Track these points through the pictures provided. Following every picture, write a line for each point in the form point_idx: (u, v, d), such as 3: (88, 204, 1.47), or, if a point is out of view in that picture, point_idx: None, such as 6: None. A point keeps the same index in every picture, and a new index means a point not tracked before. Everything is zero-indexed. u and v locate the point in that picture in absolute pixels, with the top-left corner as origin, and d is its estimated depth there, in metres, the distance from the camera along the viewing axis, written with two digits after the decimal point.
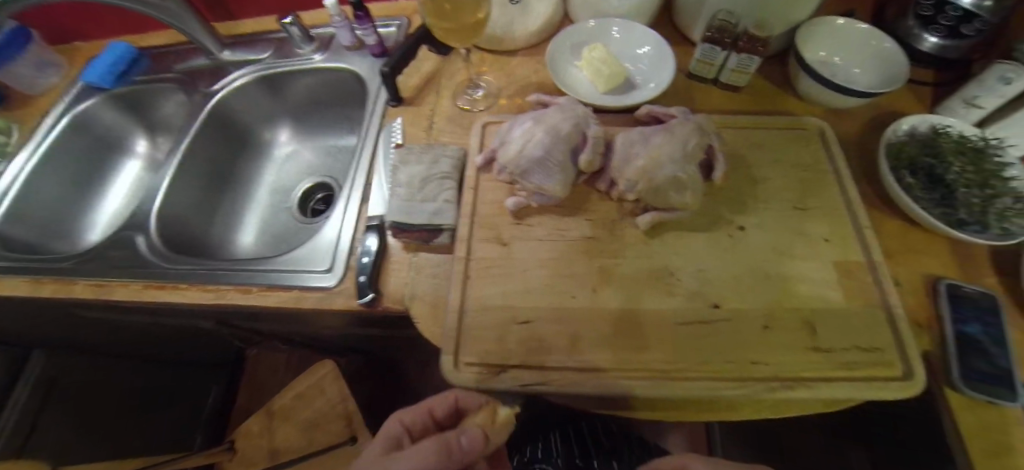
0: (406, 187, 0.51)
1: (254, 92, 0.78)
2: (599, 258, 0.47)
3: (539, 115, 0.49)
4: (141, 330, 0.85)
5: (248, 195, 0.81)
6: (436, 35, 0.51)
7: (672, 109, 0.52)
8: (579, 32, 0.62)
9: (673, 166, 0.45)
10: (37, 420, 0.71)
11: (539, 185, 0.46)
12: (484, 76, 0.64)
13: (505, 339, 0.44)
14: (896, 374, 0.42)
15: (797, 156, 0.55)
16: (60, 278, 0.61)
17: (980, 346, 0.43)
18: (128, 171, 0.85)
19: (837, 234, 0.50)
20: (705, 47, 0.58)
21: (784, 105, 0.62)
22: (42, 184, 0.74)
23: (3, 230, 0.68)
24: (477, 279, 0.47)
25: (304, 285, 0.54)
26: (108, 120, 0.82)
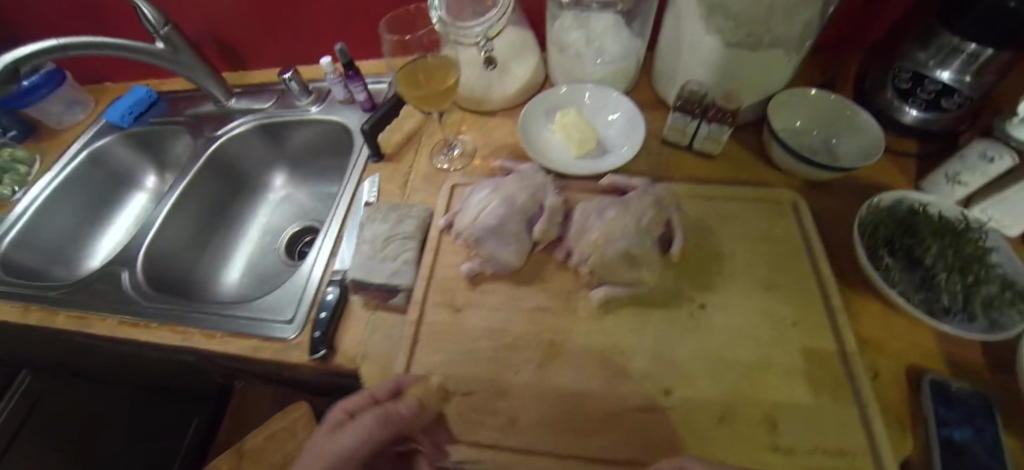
0: (370, 244, 0.52)
1: (254, 139, 0.83)
2: (549, 330, 0.46)
3: (498, 183, 0.51)
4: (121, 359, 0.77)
5: (240, 234, 0.84)
6: (407, 101, 0.52)
7: (634, 180, 0.52)
8: (553, 96, 0.64)
9: (627, 241, 0.44)
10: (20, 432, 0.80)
11: (491, 252, 0.46)
12: (462, 136, 0.66)
13: (445, 411, 0.42)
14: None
15: (768, 231, 0.53)
16: (46, 308, 0.63)
17: (968, 456, 0.39)
18: (136, 203, 0.90)
19: (807, 318, 0.47)
20: (676, 115, 0.58)
21: (761, 175, 0.61)
22: (53, 213, 0.79)
23: (7, 256, 0.72)
24: (425, 343, 0.46)
25: (267, 334, 0.55)
26: (122, 157, 0.88)
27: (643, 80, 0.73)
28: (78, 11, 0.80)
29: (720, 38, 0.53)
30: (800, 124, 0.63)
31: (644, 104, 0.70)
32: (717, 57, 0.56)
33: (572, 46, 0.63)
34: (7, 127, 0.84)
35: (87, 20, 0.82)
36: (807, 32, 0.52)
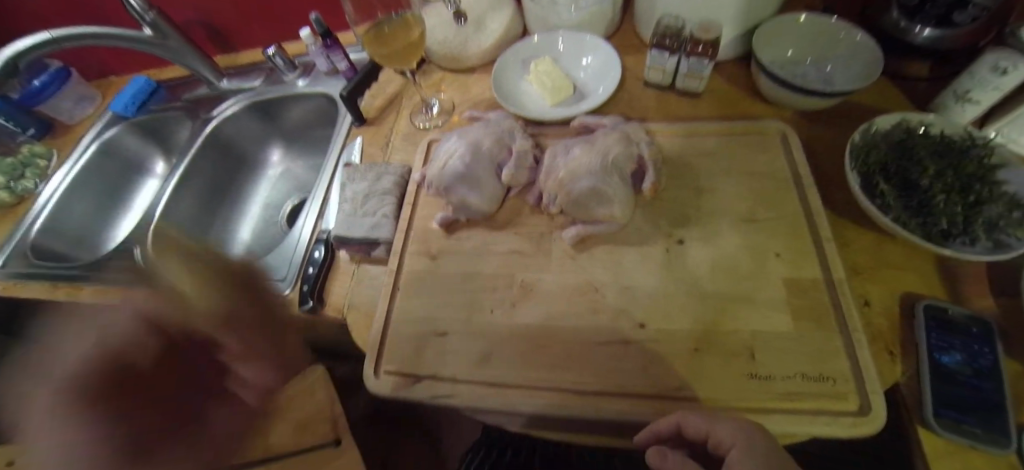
0: (350, 202, 0.54)
1: (248, 117, 0.85)
2: (522, 271, 0.46)
3: (465, 131, 0.52)
4: None
5: (243, 209, 0.87)
6: (376, 60, 0.55)
7: (603, 119, 0.51)
8: (527, 47, 0.63)
9: (591, 176, 0.44)
10: None
11: (462, 199, 0.47)
12: (440, 95, 0.66)
13: (422, 350, 0.44)
14: (848, 408, 0.35)
15: (751, 163, 0.50)
16: (73, 284, 0.68)
17: (963, 382, 0.36)
18: (147, 188, 0.95)
19: (792, 248, 0.44)
20: (654, 53, 0.56)
21: (746, 109, 0.57)
22: (74, 202, 0.84)
23: (36, 241, 0.77)
24: (403, 290, 0.47)
25: (262, 292, 0.58)
26: (131, 146, 0.93)
27: (625, 24, 0.70)
28: (74, 5, 0.84)
29: None
30: (791, 54, 0.59)
31: (627, 48, 0.67)
32: None
33: None
34: (24, 126, 0.88)
35: (84, 14, 0.86)
36: None
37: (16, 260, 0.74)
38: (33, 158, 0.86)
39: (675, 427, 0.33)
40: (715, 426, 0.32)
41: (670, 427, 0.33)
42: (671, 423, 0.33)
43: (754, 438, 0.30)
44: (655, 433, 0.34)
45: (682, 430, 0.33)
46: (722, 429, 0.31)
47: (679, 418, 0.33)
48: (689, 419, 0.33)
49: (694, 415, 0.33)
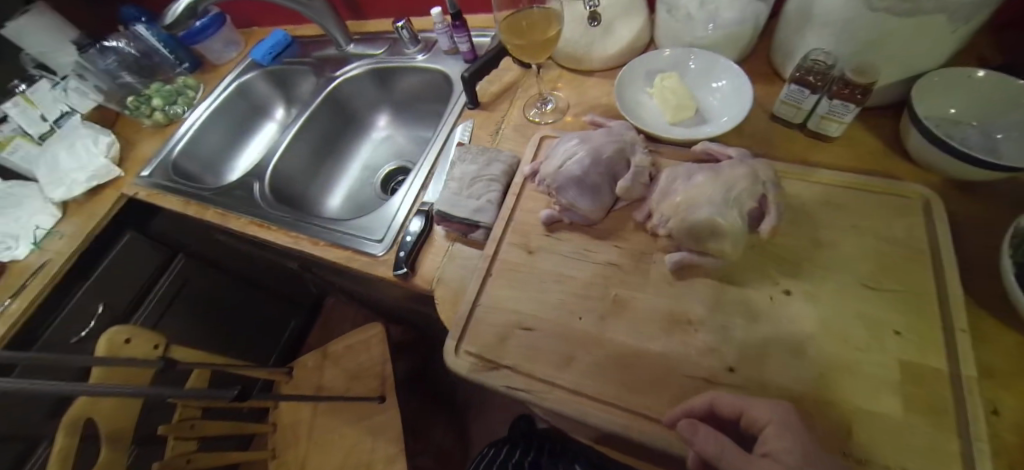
0: (458, 182, 0.57)
1: (366, 82, 0.92)
2: (617, 286, 0.46)
3: (586, 135, 0.52)
4: (260, 256, 0.95)
5: (345, 166, 0.95)
6: (509, 49, 0.56)
7: (730, 149, 0.49)
8: (654, 59, 0.62)
9: (711, 209, 0.43)
10: (168, 308, 0.94)
11: (571, 202, 0.47)
12: (556, 92, 0.67)
13: (505, 340, 0.46)
14: None
15: (883, 227, 0.46)
16: (200, 203, 0.77)
17: None
18: (267, 131, 1.06)
19: (915, 328, 0.40)
20: (793, 88, 0.53)
21: (887, 167, 0.52)
22: (207, 132, 0.96)
23: (177, 161, 0.90)
24: (495, 278, 0.49)
25: (359, 248, 0.63)
26: (261, 91, 1.04)
27: (760, 50, 0.66)
28: None
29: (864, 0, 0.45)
30: (955, 112, 0.52)
31: (759, 76, 0.64)
32: (858, 26, 0.48)
33: (683, 8, 0.60)
34: (181, 61, 1.03)
35: None
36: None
37: (160, 173, 0.87)
38: (185, 89, 0.99)
39: (709, 405, 0.36)
40: (752, 405, 0.35)
41: (704, 404, 0.36)
42: (705, 401, 0.36)
43: (787, 415, 0.33)
44: (689, 410, 0.36)
45: (716, 409, 0.36)
46: (758, 407, 0.34)
47: (712, 395, 0.36)
48: (723, 397, 0.36)
49: (727, 394, 0.36)
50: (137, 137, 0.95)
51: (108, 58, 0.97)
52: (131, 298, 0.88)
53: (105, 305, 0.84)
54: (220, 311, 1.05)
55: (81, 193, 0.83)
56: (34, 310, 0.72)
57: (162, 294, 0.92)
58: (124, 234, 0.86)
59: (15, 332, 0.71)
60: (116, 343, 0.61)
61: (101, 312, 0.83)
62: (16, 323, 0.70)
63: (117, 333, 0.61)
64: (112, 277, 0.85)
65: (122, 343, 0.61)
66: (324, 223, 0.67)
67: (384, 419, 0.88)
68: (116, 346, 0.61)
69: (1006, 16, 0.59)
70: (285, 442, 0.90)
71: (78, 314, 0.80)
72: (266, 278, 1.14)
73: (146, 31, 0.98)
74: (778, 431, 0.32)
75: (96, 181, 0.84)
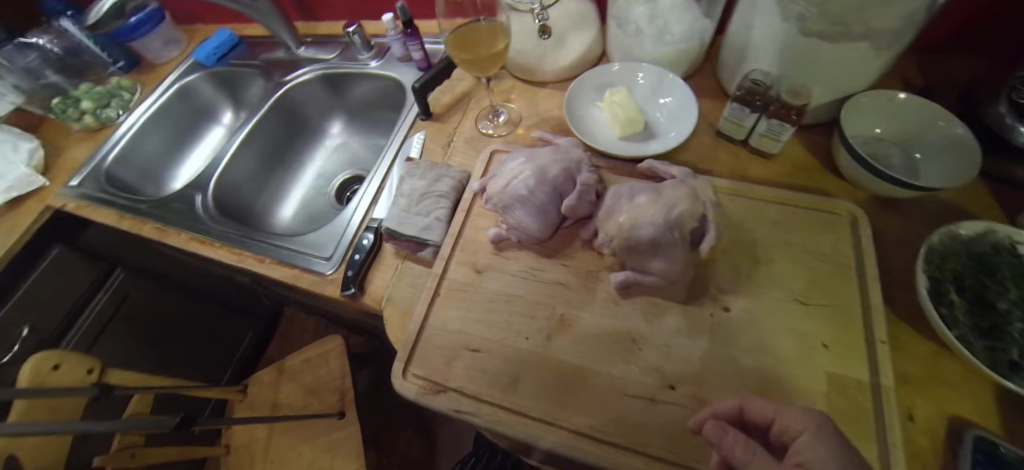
0: (406, 198, 0.55)
1: (317, 87, 0.88)
2: (563, 305, 0.46)
3: (532, 153, 0.52)
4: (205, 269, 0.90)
5: (298, 174, 0.91)
6: (457, 63, 0.55)
7: (672, 168, 0.50)
8: (605, 73, 0.63)
9: (652, 230, 0.44)
10: (106, 326, 0.89)
11: (519, 221, 0.48)
12: (509, 104, 0.67)
13: (452, 362, 0.45)
14: None
15: (813, 243, 0.48)
16: (135, 217, 0.72)
17: None
18: (213, 136, 1.01)
19: (840, 340, 0.42)
20: (734, 106, 0.55)
21: (820, 182, 0.55)
22: (144, 138, 0.90)
23: (110, 170, 0.84)
24: (443, 298, 0.49)
25: (306, 267, 0.60)
26: (205, 94, 0.98)
27: (707, 65, 0.68)
28: None
29: (798, 24, 0.47)
30: (880, 131, 0.55)
31: (704, 92, 0.66)
32: (793, 48, 0.50)
33: (633, 22, 0.62)
34: (116, 58, 0.95)
35: None
36: (910, 26, 0.44)
37: (91, 183, 0.80)
38: (119, 89, 0.92)
39: (737, 408, 0.35)
40: (783, 413, 0.33)
41: (732, 407, 0.35)
42: (733, 404, 0.35)
43: (823, 423, 0.31)
44: (716, 413, 0.36)
45: (744, 413, 0.35)
46: (790, 415, 0.33)
47: (742, 400, 0.35)
48: (753, 401, 0.35)
49: (759, 399, 0.35)
50: (66, 143, 0.87)
51: (28, 55, 0.89)
52: (62, 319, 0.83)
53: (32, 327, 0.79)
54: (162, 328, 0.99)
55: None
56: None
57: (100, 311, 0.87)
58: (51, 248, 0.80)
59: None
60: (42, 371, 0.57)
61: (28, 334, 0.78)
62: None
63: (43, 359, 0.57)
64: (36, 296, 0.79)
65: (50, 371, 0.57)
66: (271, 240, 0.64)
67: (344, 434, 0.86)
68: (42, 373, 0.57)
69: (924, 42, 0.63)
70: (239, 462, 0.86)
71: (1, 337, 0.75)
72: (217, 290, 1.09)
73: (71, 25, 0.89)
74: (814, 440, 0.30)
75: (16, 192, 0.77)
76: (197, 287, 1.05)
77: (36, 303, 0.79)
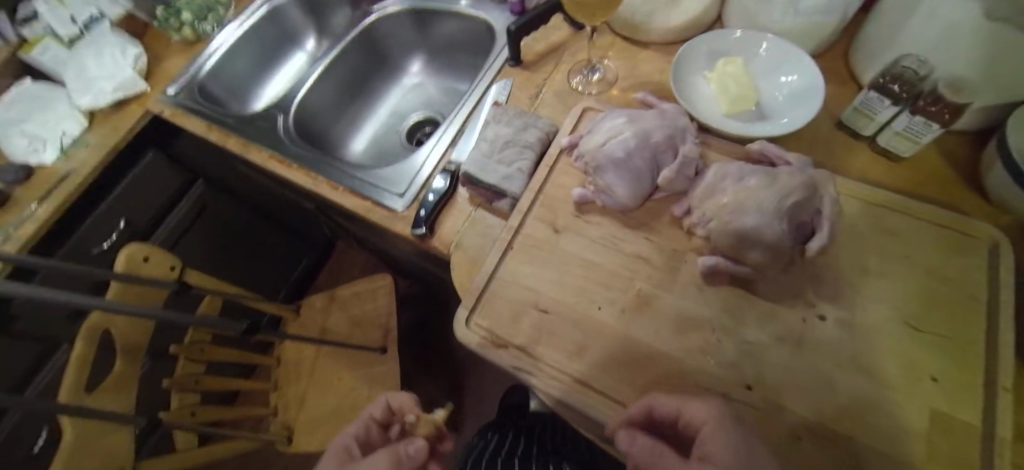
0: (489, 144, 0.54)
1: (404, 21, 0.86)
2: (642, 281, 0.44)
3: (636, 115, 0.49)
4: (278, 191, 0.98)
5: (372, 108, 0.92)
6: (564, 5, 0.52)
7: (789, 155, 0.45)
8: (723, 39, 0.57)
9: (760, 216, 0.40)
10: (187, 231, 0.97)
11: (608, 185, 0.46)
12: (606, 61, 0.62)
13: (519, 319, 0.44)
14: None
15: (937, 264, 0.41)
16: (223, 131, 0.75)
17: None
18: (295, 61, 1.03)
19: (953, 375, 0.36)
20: (870, 94, 0.47)
21: (952, 197, 0.48)
22: (233, 55, 0.93)
23: (202, 82, 0.87)
24: (516, 252, 0.48)
25: (378, 199, 0.61)
26: (293, 17, 0.99)
27: (838, 44, 0.60)
28: None
29: (984, 4, 0.39)
30: None
31: (831, 75, 0.58)
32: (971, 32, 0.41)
33: None
34: None
35: None
36: None
37: (185, 93, 0.84)
38: (217, 5, 0.92)
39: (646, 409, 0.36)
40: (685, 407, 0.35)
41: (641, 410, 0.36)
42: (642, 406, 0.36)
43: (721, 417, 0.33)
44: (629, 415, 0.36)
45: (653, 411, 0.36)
46: (690, 409, 0.35)
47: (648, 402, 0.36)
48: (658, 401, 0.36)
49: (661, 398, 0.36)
50: (165, 53, 0.91)
51: None
52: (149, 219, 0.89)
53: (126, 221, 0.86)
54: (232, 237, 1.08)
55: (107, 103, 0.82)
56: (57, 218, 0.74)
57: (183, 213, 0.95)
58: (146, 152, 0.85)
59: (42, 234, 0.73)
60: (134, 262, 0.62)
61: (123, 227, 0.85)
62: (45, 224, 0.72)
63: (135, 252, 0.62)
64: (132, 193, 0.85)
65: (140, 263, 0.63)
66: (345, 168, 0.65)
67: (385, 369, 0.92)
68: (134, 264, 0.62)
69: None
70: (287, 376, 0.93)
71: (99, 226, 0.82)
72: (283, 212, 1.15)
73: None
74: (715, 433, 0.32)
75: (122, 94, 0.83)
76: (264, 207, 1.11)
77: (132, 199, 0.85)
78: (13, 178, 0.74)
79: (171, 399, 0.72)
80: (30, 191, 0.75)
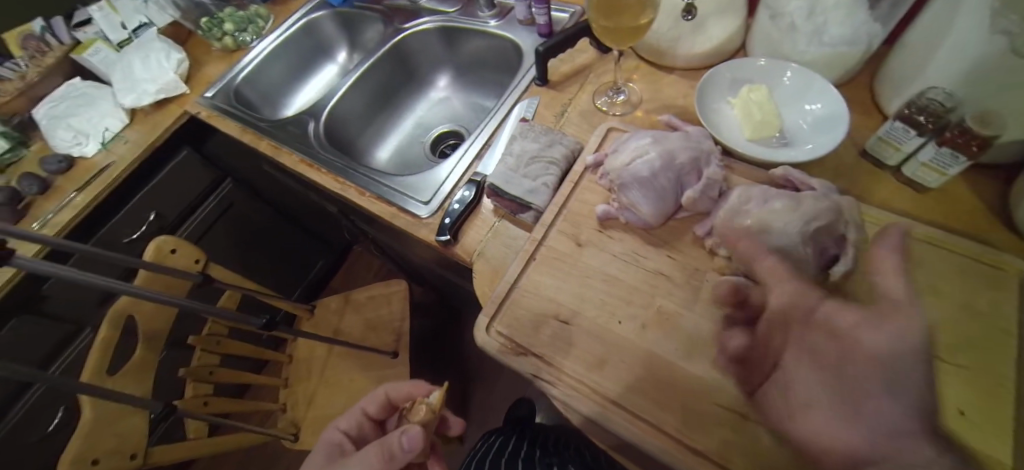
0: (515, 158, 0.56)
1: (434, 38, 0.89)
2: (662, 297, 0.45)
3: (661, 136, 0.51)
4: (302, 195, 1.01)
5: (398, 119, 0.95)
6: (594, 29, 0.53)
7: (812, 180, 0.46)
8: (748, 67, 0.58)
9: (785, 239, 0.41)
10: (211, 227, 1.00)
11: (632, 202, 0.48)
12: (631, 84, 0.64)
13: (539, 329, 0.45)
14: None
15: (964, 296, 0.41)
16: (257, 134, 0.78)
17: None
18: (327, 71, 1.08)
19: (980, 408, 0.36)
20: (896, 125, 0.48)
21: (978, 229, 0.48)
22: (270, 63, 0.98)
23: (239, 88, 0.92)
24: (538, 263, 0.49)
25: (403, 206, 0.63)
26: (328, 31, 1.04)
27: (862, 76, 0.61)
28: None
29: (1009, 42, 0.40)
30: None
31: (854, 105, 0.59)
32: (996, 68, 0.42)
33: (787, 16, 0.55)
34: None
35: None
36: None
37: (222, 97, 0.88)
38: (256, 17, 0.99)
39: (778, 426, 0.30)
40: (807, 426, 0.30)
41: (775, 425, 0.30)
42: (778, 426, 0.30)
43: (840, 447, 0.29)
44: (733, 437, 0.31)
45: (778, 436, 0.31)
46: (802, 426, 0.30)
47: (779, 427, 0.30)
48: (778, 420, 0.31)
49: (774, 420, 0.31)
50: (206, 59, 0.96)
51: None
52: (176, 213, 0.93)
53: (156, 215, 0.89)
54: (254, 236, 1.11)
55: (149, 102, 0.86)
56: (93, 207, 0.77)
57: (210, 212, 0.98)
58: (181, 150, 0.89)
59: (78, 222, 0.76)
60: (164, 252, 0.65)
61: (152, 220, 0.89)
62: (80, 213, 0.75)
63: (164, 243, 0.65)
64: (164, 188, 0.88)
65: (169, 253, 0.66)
66: (371, 175, 0.68)
67: (395, 373, 0.92)
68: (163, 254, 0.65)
69: None
70: (299, 376, 0.94)
71: (131, 218, 0.86)
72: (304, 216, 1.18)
73: None
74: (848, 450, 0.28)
75: (163, 95, 0.87)
76: (287, 209, 1.15)
77: (164, 194, 0.89)
78: (54, 168, 0.78)
79: (187, 388, 0.75)
80: (70, 182, 0.78)
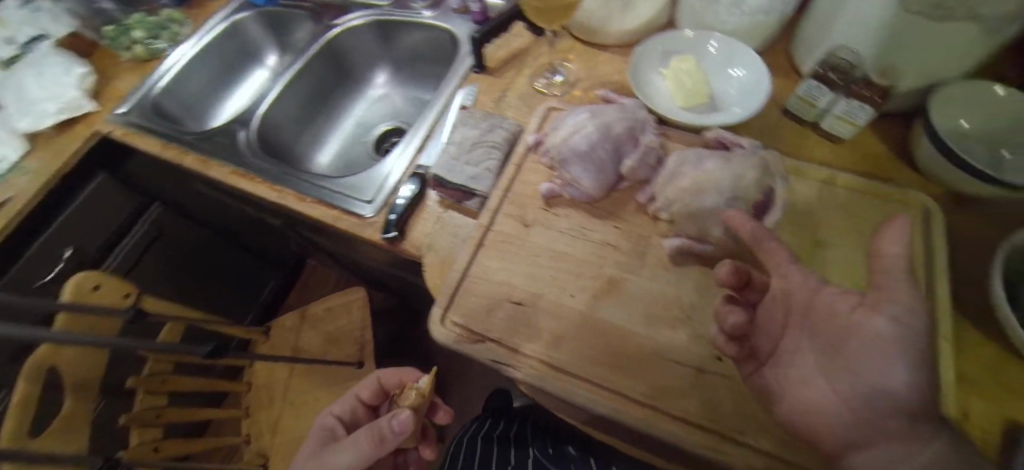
0: (456, 146, 0.55)
1: (367, 33, 0.86)
2: (612, 267, 0.45)
3: (598, 110, 0.51)
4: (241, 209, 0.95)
5: (337, 121, 0.91)
6: (527, 11, 0.53)
7: (742, 140, 0.48)
8: (676, 40, 0.60)
9: (720, 198, 0.43)
10: (141, 257, 0.92)
11: (574, 177, 0.48)
12: (567, 64, 0.65)
13: (493, 313, 0.44)
14: None
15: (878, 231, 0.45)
16: (181, 148, 0.72)
17: None
18: (257, 77, 1.01)
19: None
20: (812, 83, 0.51)
21: (886, 172, 0.52)
22: (190, 72, 0.90)
23: (157, 100, 0.84)
24: (487, 249, 0.48)
25: (346, 207, 0.60)
26: (254, 34, 0.98)
27: (779, 43, 0.65)
28: None
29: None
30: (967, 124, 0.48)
31: (775, 69, 0.62)
32: (890, 24, 0.45)
33: None
34: None
35: None
36: None
37: (137, 111, 0.80)
38: (171, 22, 0.91)
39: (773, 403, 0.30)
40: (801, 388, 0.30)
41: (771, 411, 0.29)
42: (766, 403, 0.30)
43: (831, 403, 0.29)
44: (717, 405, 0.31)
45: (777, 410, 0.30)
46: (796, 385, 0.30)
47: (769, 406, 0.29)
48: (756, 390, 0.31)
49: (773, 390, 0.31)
50: (114, 71, 0.87)
51: None
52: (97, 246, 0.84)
53: (74, 250, 0.81)
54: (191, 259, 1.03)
55: (50, 125, 0.77)
56: None
57: (137, 241, 0.90)
58: (95, 176, 0.80)
59: None
60: (84, 289, 0.58)
61: (69, 257, 0.80)
62: None
63: (83, 279, 0.58)
64: (79, 221, 0.80)
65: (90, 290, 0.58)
66: (310, 178, 0.64)
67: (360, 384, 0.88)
68: (83, 292, 0.58)
69: None
70: (258, 402, 0.88)
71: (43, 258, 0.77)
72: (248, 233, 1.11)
73: None
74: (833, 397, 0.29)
75: (67, 115, 0.78)
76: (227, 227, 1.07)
77: (79, 226, 0.81)
78: None
79: (130, 436, 0.67)
80: None
